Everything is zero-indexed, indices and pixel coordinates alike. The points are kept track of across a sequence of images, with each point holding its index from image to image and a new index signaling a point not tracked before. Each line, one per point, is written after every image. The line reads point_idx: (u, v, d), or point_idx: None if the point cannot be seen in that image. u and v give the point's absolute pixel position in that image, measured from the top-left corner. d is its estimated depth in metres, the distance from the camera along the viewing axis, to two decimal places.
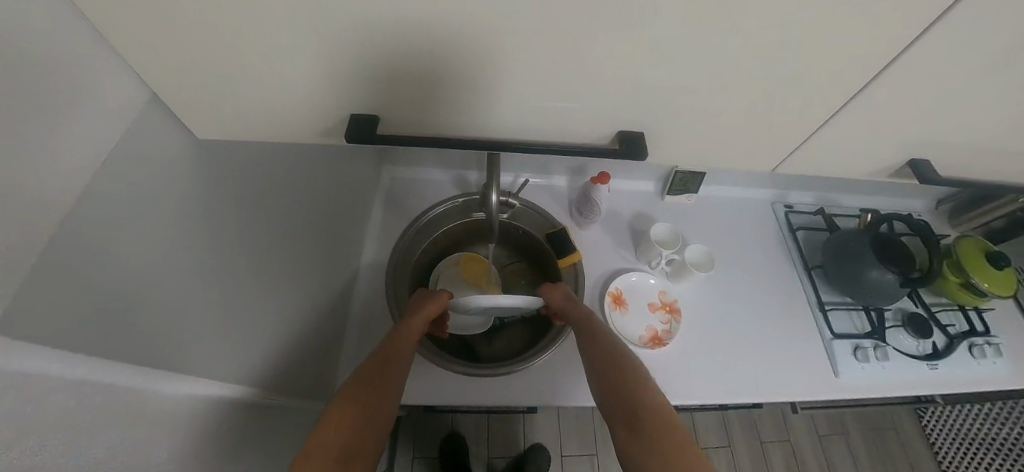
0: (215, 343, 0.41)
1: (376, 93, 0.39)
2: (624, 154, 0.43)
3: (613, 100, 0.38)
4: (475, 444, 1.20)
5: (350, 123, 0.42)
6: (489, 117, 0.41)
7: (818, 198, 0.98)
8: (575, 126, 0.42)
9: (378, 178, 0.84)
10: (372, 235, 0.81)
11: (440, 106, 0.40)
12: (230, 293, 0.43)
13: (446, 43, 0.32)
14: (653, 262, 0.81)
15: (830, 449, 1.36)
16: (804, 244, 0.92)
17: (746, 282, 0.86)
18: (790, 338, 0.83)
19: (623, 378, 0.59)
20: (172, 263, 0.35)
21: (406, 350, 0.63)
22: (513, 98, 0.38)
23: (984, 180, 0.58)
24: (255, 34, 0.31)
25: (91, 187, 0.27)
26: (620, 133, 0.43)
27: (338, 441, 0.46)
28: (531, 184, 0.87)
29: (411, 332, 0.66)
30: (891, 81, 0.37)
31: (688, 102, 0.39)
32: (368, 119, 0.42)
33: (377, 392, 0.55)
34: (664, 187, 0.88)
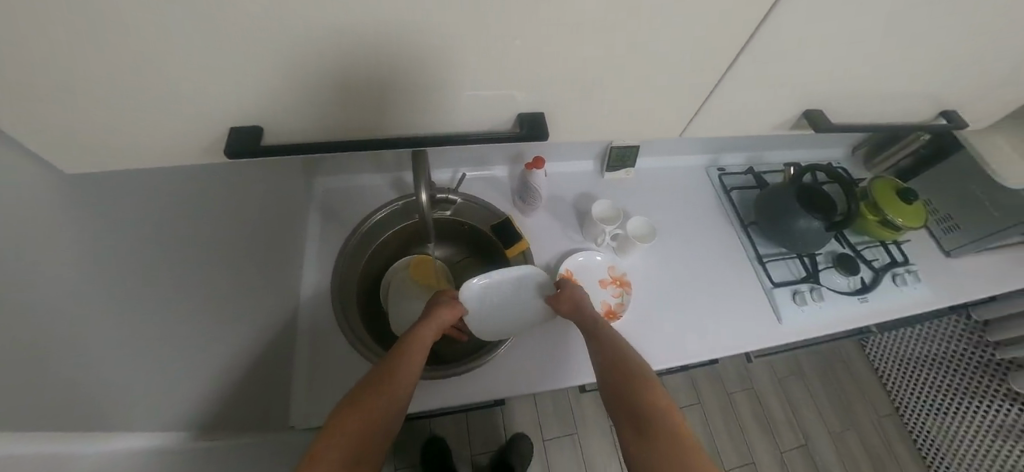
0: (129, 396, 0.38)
1: (335, 102, 0.36)
2: (529, 137, 0.42)
3: (514, 82, 0.38)
4: (457, 443, 1.20)
5: (233, 139, 0.37)
6: (394, 117, 0.40)
7: (747, 158, 1.03)
8: (474, 113, 0.41)
9: (310, 192, 0.80)
10: (311, 252, 0.77)
11: (377, 112, 0.38)
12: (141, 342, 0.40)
13: (420, 45, 0.31)
14: (598, 240, 0.82)
15: (790, 390, 1.46)
16: (739, 203, 0.97)
17: (691, 246, 0.90)
18: (735, 293, 0.88)
19: (630, 379, 0.58)
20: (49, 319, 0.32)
21: (423, 353, 0.60)
22: (417, 95, 0.37)
23: (878, 125, 0.62)
24: (200, 59, 0.28)
25: None
26: (519, 117, 0.42)
27: (342, 444, 0.45)
28: (471, 178, 0.86)
29: (429, 331, 0.63)
30: (770, 41, 0.39)
31: (585, 79, 0.39)
32: (250, 133, 0.37)
33: (392, 397, 0.52)
34: (602, 165, 0.90)
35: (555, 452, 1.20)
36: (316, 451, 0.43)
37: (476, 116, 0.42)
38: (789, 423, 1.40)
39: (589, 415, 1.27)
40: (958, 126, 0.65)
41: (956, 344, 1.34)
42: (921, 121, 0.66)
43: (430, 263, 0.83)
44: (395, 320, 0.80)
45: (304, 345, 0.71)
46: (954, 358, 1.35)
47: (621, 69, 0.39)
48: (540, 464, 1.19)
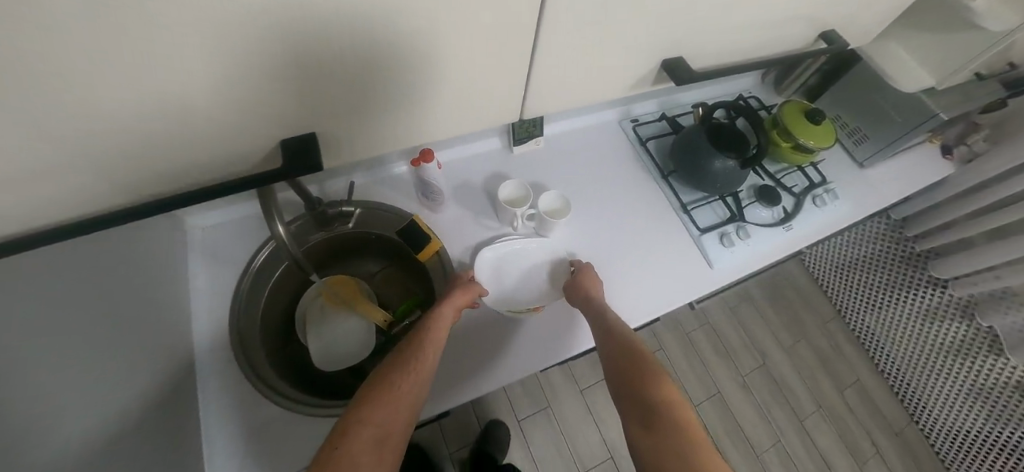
0: None
1: (301, 95, 0.36)
2: (302, 166, 0.41)
3: (268, 108, 0.36)
4: (433, 445, 1.18)
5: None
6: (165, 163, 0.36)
7: (659, 104, 1.00)
8: (232, 149, 0.38)
9: (183, 235, 0.70)
10: (199, 300, 0.68)
11: (349, 94, 0.38)
12: None
13: (368, 19, 0.31)
14: (516, 223, 0.78)
15: (744, 318, 1.52)
16: (657, 153, 0.95)
17: (615, 207, 0.87)
18: (665, 246, 0.86)
19: (639, 374, 0.57)
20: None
21: (442, 340, 0.59)
22: (152, 147, 0.33)
23: (761, 55, 0.60)
24: (177, 75, 0.28)
25: None
26: (282, 145, 0.40)
27: (370, 425, 0.46)
28: (369, 181, 0.78)
29: (446, 313, 0.62)
30: None
31: None
32: None
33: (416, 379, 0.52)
34: (509, 139, 0.84)
35: (532, 430, 1.21)
36: (345, 430, 0.46)
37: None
38: (747, 349, 1.48)
39: (556, 385, 1.28)
40: (839, 47, 0.63)
41: (883, 243, 1.42)
42: (804, 47, 0.64)
43: (348, 282, 0.76)
44: (320, 353, 0.73)
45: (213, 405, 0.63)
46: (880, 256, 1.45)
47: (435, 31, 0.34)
48: (518, 444, 1.20)
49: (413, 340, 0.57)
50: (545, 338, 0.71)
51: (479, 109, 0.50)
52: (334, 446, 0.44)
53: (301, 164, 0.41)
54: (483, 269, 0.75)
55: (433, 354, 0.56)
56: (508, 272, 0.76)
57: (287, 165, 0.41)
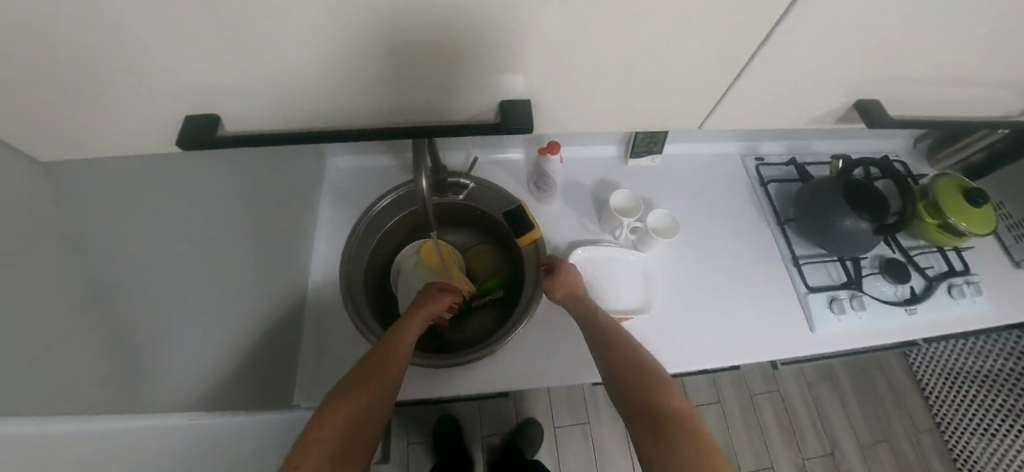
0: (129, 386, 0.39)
1: (565, 70, 0.32)
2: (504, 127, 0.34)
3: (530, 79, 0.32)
4: (468, 423, 1.20)
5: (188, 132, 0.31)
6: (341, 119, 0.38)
7: (789, 147, 0.94)
8: (472, 101, 0.35)
9: (323, 174, 0.80)
10: (321, 232, 0.77)
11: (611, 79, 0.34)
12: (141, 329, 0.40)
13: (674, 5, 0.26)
14: (616, 232, 0.77)
15: (819, 397, 1.37)
16: (777, 197, 0.89)
17: (721, 240, 0.83)
18: (764, 295, 0.80)
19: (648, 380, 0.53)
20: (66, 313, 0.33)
21: (408, 348, 0.60)
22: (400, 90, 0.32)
23: (947, 120, 0.54)
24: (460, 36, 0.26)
25: None
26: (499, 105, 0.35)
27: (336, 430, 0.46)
28: (486, 160, 0.83)
29: (414, 325, 0.64)
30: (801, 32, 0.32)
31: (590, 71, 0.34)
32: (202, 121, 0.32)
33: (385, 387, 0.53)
34: (626, 150, 0.84)
35: (565, 441, 1.19)
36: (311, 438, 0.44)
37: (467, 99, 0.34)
38: (816, 431, 1.32)
39: (601, 405, 1.25)
40: None
41: (1001, 363, 1.18)
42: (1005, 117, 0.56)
43: (444, 247, 0.81)
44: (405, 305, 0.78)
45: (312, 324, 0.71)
46: (994, 376, 1.20)
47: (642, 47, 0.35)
48: (548, 450, 1.18)
49: (384, 345, 0.58)
50: None
51: None
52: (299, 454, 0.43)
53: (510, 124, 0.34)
54: (575, 267, 0.75)
55: (400, 364, 0.57)
56: (598, 275, 0.75)
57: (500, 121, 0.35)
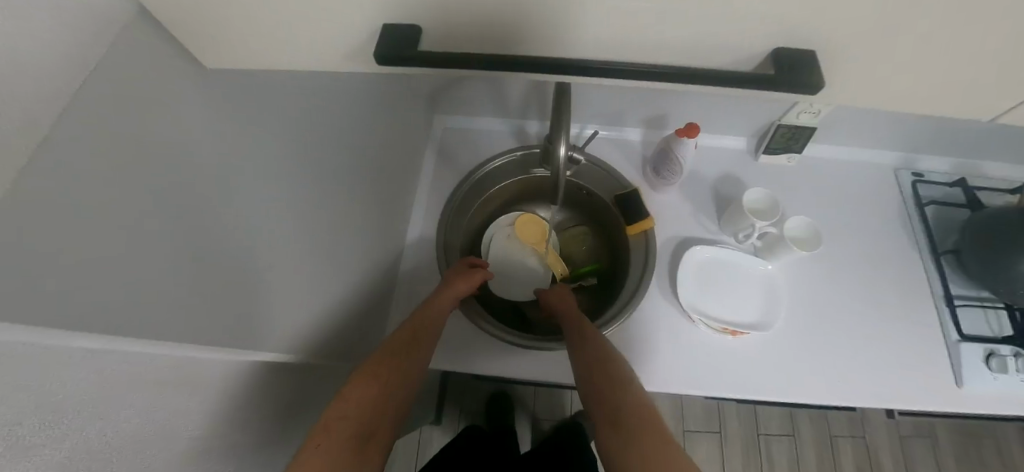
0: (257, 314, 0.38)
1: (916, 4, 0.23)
2: (782, 83, 0.25)
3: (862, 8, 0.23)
4: (521, 405, 1.19)
5: (384, 38, 0.26)
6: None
7: (958, 166, 0.78)
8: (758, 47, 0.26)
9: (430, 129, 0.77)
10: (422, 190, 0.75)
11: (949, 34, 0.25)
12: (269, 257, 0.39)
13: None
14: (740, 235, 0.69)
15: (910, 453, 1.21)
16: (933, 223, 0.74)
17: (858, 261, 0.72)
18: (905, 334, 0.68)
19: (613, 374, 0.50)
20: (209, 230, 0.32)
21: (434, 325, 0.56)
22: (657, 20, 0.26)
23: None
24: None
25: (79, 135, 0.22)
26: (778, 54, 0.25)
27: (357, 416, 0.43)
28: (600, 136, 0.76)
29: (445, 303, 0.59)
30: None
31: None
32: (403, 29, 0.26)
33: (403, 369, 0.49)
34: (761, 144, 0.74)
35: None
36: (328, 425, 0.41)
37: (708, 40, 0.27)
38: None
39: None
40: None
41: None
42: None
43: (545, 226, 0.76)
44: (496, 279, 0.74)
45: (405, 281, 0.70)
46: None
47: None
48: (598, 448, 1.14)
49: (410, 323, 0.54)
50: (712, 365, 0.63)
51: None
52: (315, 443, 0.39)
53: (800, 83, 0.24)
54: (687, 266, 0.68)
55: (424, 346, 0.53)
56: (710, 278, 0.67)
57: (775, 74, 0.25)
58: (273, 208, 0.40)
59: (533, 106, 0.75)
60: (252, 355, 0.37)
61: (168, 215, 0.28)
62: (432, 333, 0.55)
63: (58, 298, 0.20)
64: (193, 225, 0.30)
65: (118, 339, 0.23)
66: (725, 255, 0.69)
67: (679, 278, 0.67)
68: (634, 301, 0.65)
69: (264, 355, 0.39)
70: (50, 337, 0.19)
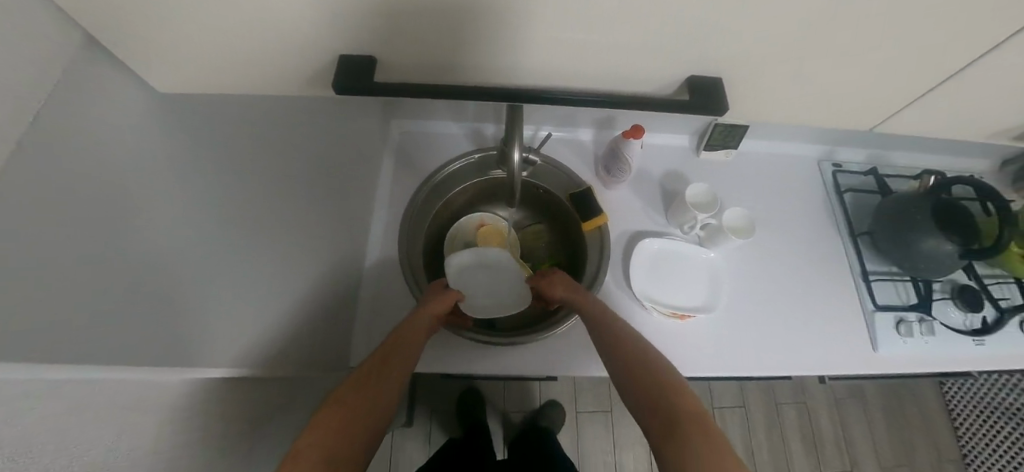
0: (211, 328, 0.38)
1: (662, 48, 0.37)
2: (684, 106, 0.42)
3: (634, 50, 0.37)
4: (491, 399, 1.22)
5: (341, 67, 0.40)
6: (473, 73, 0.42)
7: (870, 156, 0.88)
8: (592, 76, 0.41)
9: (386, 134, 0.78)
10: (382, 196, 0.76)
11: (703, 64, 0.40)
12: (222, 270, 0.39)
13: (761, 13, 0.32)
14: (686, 227, 0.74)
15: (846, 414, 1.34)
16: (850, 207, 0.83)
17: (786, 244, 0.79)
18: (829, 307, 0.76)
19: (627, 341, 0.54)
20: (133, 243, 0.31)
21: (410, 347, 0.56)
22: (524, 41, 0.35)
23: (1000, 121, 0.57)
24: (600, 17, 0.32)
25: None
26: (691, 81, 0.42)
27: (325, 442, 0.41)
28: (554, 138, 0.80)
29: (421, 323, 0.59)
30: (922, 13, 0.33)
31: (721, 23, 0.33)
32: (361, 62, 0.39)
33: (378, 393, 0.48)
34: (701, 142, 0.80)
35: (586, 427, 1.20)
36: (296, 451, 0.39)
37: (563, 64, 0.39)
38: (838, 448, 1.30)
39: None
40: None
41: (1003, 394, 1.24)
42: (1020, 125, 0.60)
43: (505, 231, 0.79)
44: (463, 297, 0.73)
45: (369, 286, 0.71)
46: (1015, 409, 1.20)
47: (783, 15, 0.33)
48: (569, 435, 1.19)
49: (382, 348, 0.54)
50: (666, 350, 0.68)
51: (751, 99, 0.47)
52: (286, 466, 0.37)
53: (704, 102, 0.42)
54: (640, 259, 0.73)
55: (399, 369, 0.52)
56: (661, 268, 0.73)
57: (692, 97, 0.43)
58: (228, 221, 0.40)
59: (489, 110, 0.77)
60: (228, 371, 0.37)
61: (80, 230, 0.27)
62: (410, 354, 0.55)
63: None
64: (109, 240, 0.29)
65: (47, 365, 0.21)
66: (671, 247, 0.74)
67: (632, 270, 0.71)
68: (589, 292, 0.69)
69: (227, 371, 0.37)
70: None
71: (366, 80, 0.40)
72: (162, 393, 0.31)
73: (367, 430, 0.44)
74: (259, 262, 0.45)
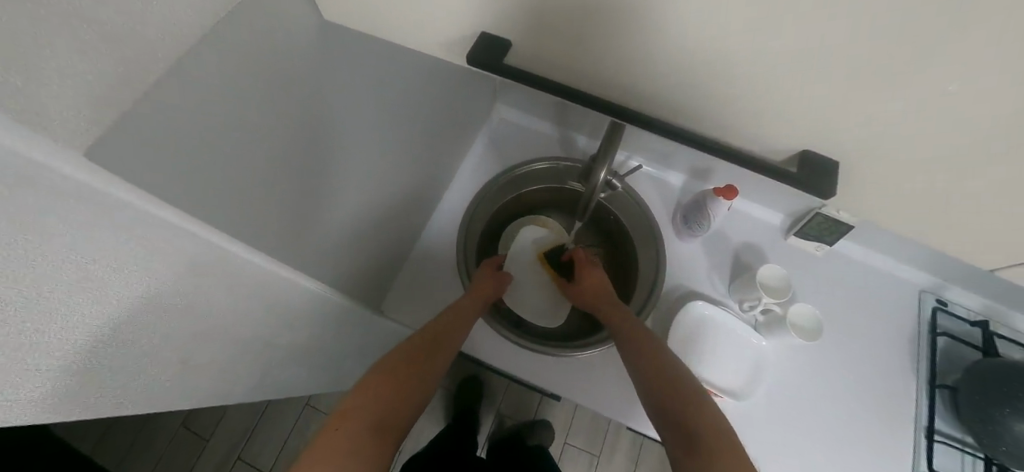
0: (287, 229, 0.43)
1: (784, 109, 0.36)
2: (790, 178, 0.40)
3: (750, 102, 0.37)
4: (490, 395, 1.24)
5: (481, 37, 0.41)
6: (595, 85, 0.43)
7: (985, 307, 0.77)
8: (706, 118, 0.42)
9: (487, 116, 0.81)
10: (463, 171, 0.79)
11: (822, 138, 0.38)
12: (302, 177, 0.44)
13: (898, 96, 0.31)
14: (745, 305, 0.70)
15: None
16: (940, 353, 0.73)
17: (850, 365, 0.72)
18: (876, 449, 0.68)
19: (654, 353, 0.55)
20: (245, 124, 0.35)
21: (459, 335, 0.59)
22: (649, 64, 0.36)
23: None
24: (727, 60, 0.32)
25: (197, 41, 0.28)
26: (803, 155, 0.41)
27: (373, 405, 0.45)
28: (642, 171, 0.78)
29: (468, 311, 0.63)
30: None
31: (852, 99, 0.32)
32: (499, 42, 0.42)
33: (425, 375, 0.52)
34: (794, 226, 0.74)
35: (568, 459, 1.18)
36: (345, 411, 0.44)
37: (675, 98, 0.40)
38: None
39: (617, 451, 1.19)
40: None
41: None
42: None
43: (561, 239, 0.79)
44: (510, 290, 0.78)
45: (423, 248, 0.75)
46: None
47: (944, 108, 0.30)
48: None
49: (432, 330, 0.57)
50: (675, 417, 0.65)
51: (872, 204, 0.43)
52: (334, 426, 0.43)
53: (814, 182, 0.40)
54: (685, 321, 0.70)
55: (445, 356, 0.56)
56: (705, 339, 0.69)
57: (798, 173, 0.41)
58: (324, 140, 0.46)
59: (589, 124, 0.77)
60: (287, 270, 0.43)
61: (225, 109, 0.32)
62: (455, 338, 0.59)
63: (135, 162, 0.25)
64: (230, 114, 0.33)
65: (140, 194, 0.25)
66: (723, 321, 0.70)
67: (676, 331, 0.69)
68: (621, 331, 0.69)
69: (280, 268, 0.41)
70: (116, 190, 0.23)
71: (499, 59, 0.42)
72: (245, 271, 0.37)
73: (412, 407, 0.49)
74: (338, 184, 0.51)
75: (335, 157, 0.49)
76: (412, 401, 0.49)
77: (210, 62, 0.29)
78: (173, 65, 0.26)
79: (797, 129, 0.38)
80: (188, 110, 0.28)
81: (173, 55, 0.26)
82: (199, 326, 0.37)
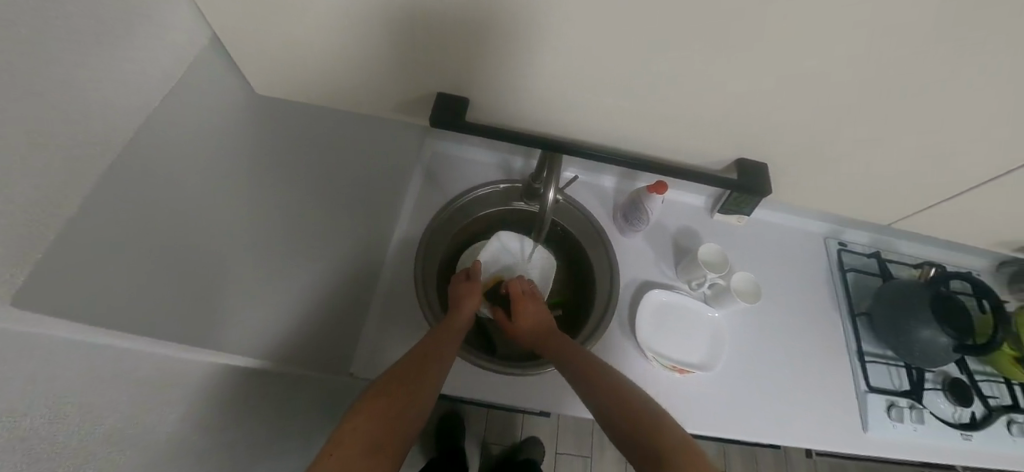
0: (229, 313, 0.40)
1: (678, 106, 0.42)
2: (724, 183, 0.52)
3: (651, 104, 0.43)
4: (473, 427, 1.20)
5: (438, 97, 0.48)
6: (526, 120, 0.49)
7: (874, 240, 0.91)
8: (618, 130, 0.48)
9: (419, 153, 0.81)
10: (406, 210, 0.78)
11: (715, 128, 0.46)
12: (240, 249, 0.41)
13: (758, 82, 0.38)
14: (694, 283, 0.77)
15: None
16: (853, 287, 0.85)
17: (786, 314, 0.81)
18: (823, 382, 0.77)
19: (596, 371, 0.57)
20: (174, 207, 0.32)
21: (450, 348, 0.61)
22: (561, 86, 0.42)
23: (987, 226, 0.60)
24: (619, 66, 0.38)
25: (101, 136, 0.26)
26: (740, 162, 0.52)
27: (366, 431, 0.45)
28: (579, 180, 0.83)
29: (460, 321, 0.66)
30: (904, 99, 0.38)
31: (726, 88, 0.39)
32: (449, 99, 0.47)
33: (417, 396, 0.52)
34: (716, 204, 0.83)
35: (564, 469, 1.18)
36: (339, 436, 0.44)
37: (593, 118, 0.46)
38: None
39: (608, 447, 1.22)
40: None
41: None
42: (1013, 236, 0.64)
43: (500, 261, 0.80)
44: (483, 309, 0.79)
45: (379, 296, 0.72)
46: None
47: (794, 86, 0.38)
48: None
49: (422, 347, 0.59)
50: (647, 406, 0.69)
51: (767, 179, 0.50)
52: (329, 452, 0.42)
53: (749, 184, 0.52)
54: (647, 307, 0.75)
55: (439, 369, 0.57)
56: (664, 321, 0.74)
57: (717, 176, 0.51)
58: (259, 207, 0.44)
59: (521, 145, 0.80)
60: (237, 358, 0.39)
61: (155, 196, 0.31)
62: (445, 350, 0.60)
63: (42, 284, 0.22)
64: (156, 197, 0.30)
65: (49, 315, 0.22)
66: (673, 300, 0.76)
67: (641, 315, 0.73)
68: (593, 338, 0.70)
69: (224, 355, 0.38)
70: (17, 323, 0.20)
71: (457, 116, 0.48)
72: (181, 369, 0.34)
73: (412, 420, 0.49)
74: (278, 250, 0.48)
75: (271, 225, 0.46)
76: (405, 427, 0.48)
77: (120, 146, 0.27)
78: (76, 157, 0.24)
79: (690, 122, 0.45)
80: (102, 204, 0.26)
81: (75, 147, 0.24)
82: (140, 448, 0.32)
